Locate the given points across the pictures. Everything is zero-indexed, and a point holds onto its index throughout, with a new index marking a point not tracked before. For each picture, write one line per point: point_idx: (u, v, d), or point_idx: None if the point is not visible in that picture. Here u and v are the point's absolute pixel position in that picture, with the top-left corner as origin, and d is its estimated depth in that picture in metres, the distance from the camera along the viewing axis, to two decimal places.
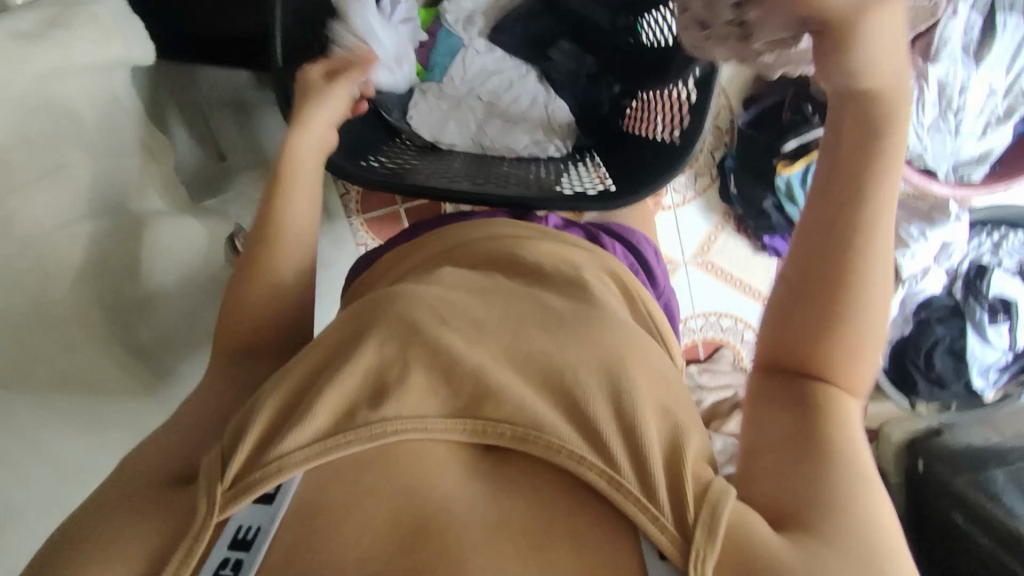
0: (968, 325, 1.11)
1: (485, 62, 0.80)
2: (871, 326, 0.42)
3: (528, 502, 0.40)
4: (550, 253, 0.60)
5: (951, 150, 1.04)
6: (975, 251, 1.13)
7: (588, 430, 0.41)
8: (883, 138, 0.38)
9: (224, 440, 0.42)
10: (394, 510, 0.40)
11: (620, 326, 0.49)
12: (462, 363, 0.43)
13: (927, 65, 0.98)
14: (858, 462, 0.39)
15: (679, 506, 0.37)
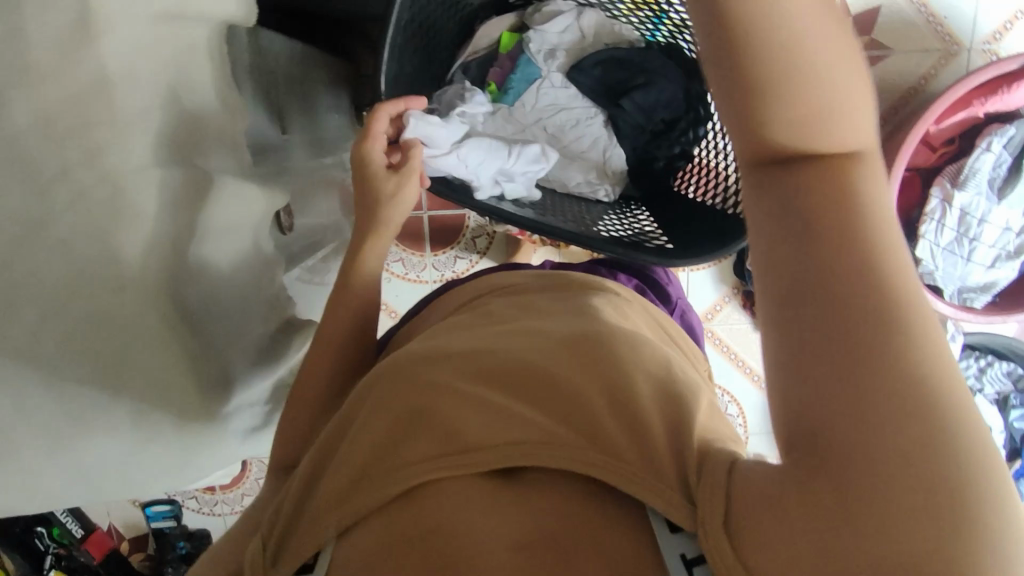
0: None
1: (557, 97, 0.81)
2: (831, 75, 0.30)
3: (547, 514, 0.40)
4: (566, 290, 0.63)
5: (959, 274, 1.07)
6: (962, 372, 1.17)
7: (589, 439, 0.42)
8: None
9: (269, 536, 0.47)
10: (417, 538, 0.40)
11: (614, 340, 0.51)
12: (487, 396, 0.46)
13: (954, 189, 1.04)
14: (890, 306, 0.29)
15: (687, 486, 0.39)
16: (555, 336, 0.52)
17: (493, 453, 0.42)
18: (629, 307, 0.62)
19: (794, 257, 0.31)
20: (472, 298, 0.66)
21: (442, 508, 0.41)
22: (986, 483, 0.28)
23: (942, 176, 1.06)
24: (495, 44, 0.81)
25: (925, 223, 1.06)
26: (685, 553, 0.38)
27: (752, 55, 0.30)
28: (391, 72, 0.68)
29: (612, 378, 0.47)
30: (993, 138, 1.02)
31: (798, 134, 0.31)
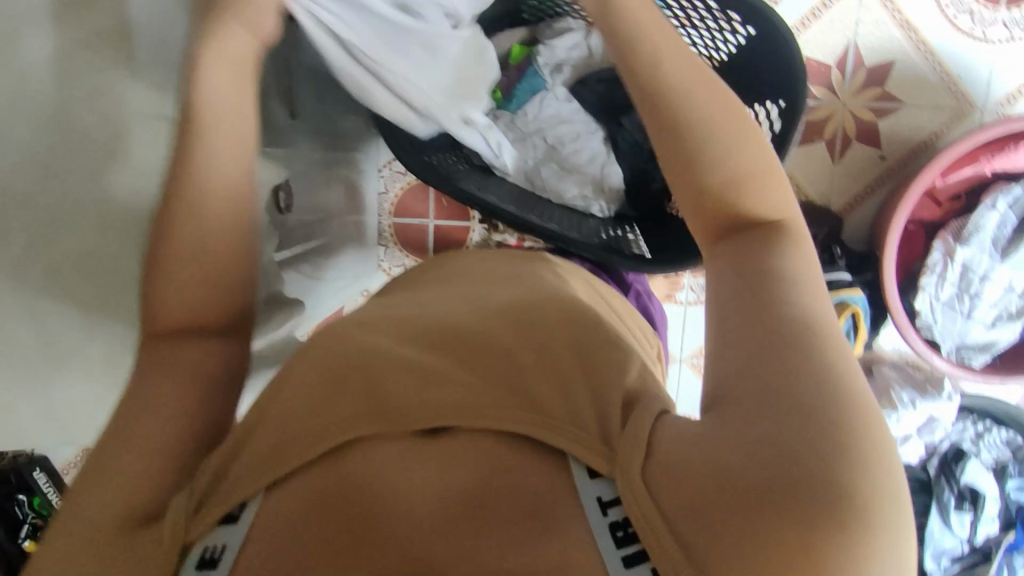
0: (933, 504, 1.12)
1: (560, 110, 0.83)
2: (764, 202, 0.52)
3: (472, 476, 0.45)
4: (516, 266, 0.67)
5: (958, 330, 1.06)
6: (956, 434, 1.13)
7: (520, 398, 0.48)
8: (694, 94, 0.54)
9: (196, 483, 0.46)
10: (347, 503, 0.43)
11: (557, 306, 0.56)
12: (420, 369, 0.50)
13: (957, 244, 1.03)
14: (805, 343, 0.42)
15: (601, 431, 0.45)
16: (505, 311, 0.56)
17: (425, 414, 0.47)
18: (575, 279, 0.68)
19: (738, 311, 0.46)
20: (429, 275, 0.70)
21: (376, 466, 0.45)
22: (863, 432, 0.39)
23: (945, 230, 1.05)
24: (506, 55, 0.84)
25: (925, 275, 1.05)
26: (602, 496, 0.43)
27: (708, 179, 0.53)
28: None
29: (545, 343, 0.52)
30: (999, 196, 1.02)
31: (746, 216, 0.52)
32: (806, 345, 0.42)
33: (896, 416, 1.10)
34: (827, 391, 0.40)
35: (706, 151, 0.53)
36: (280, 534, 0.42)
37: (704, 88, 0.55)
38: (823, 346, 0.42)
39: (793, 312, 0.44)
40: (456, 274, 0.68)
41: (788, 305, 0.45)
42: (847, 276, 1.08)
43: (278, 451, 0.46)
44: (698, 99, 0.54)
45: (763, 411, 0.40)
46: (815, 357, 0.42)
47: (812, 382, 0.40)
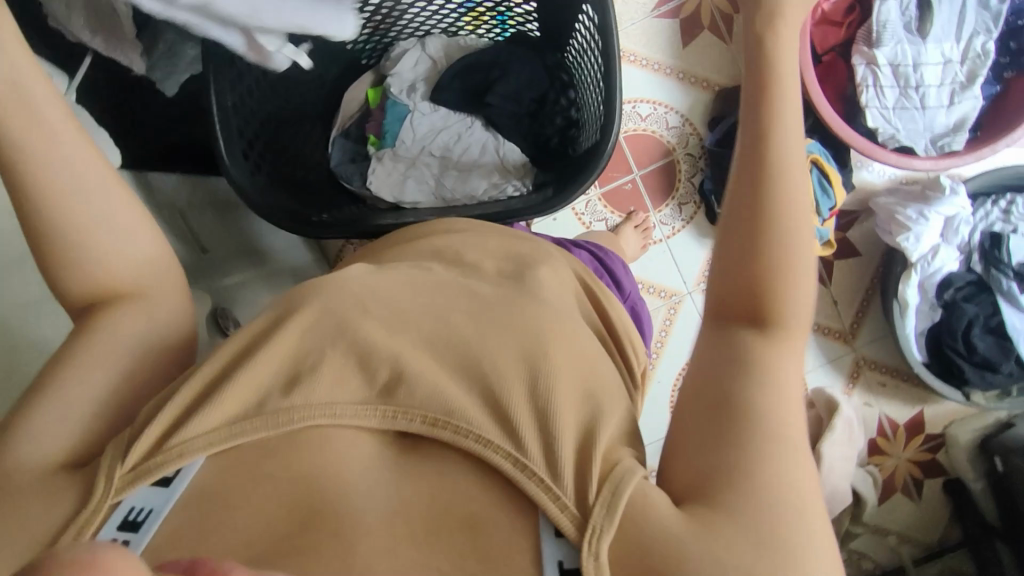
0: (999, 299, 1.05)
1: (433, 122, 0.85)
2: (801, 264, 0.44)
3: (432, 485, 0.42)
4: (496, 248, 0.62)
5: (923, 125, 1.01)
6: (983, 222, 1.07)
7: (498, 411, 0.43)
8: (769, 112, 0.46)
9: (135, 424, 0.42)
10: (290, 498, 0.41)
11: (550, 318, 0.50)
12: (377, 352, 0.45)
13: (872, 50, 1.00)
14: (784, 472, 0.39)
15: (582, 484, 0.39)
16: (479, 292, 0.52)
17: (407, 417, 0.43)
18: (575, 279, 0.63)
19: (742, 400, 0.41)
20: (372, 249, 0.69)
21: (331, 453, 0.42)
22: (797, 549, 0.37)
23: (857, 43, 1.03)
24: (365, 103, 0.86)
25: (863, 93, 1.01)
26: (563, 561, 0.38)
27: (770, 211, 0.44)
28: (237, 147, 0.70)
29: (531, 333, 0.47)
30: None
31: (778, 268, 0.44)
32: (794, 449, 0.40)
33: (913, 235, 1.04)
34: (787, 489, 0.38)
35: (773, 185, 0.44)
36: (211, 501, 0.40)
37: (799, 149, 0.46)
38: (796, 474, 0.39)
39: (775, 399, 0.41)
40: (393, 248, 0.65)
41: (772, 408, 0.41)
42: None
43: (249, 408, 0.43)
44: (788, 122, 0.46)
45: (730, 517, 0.37)
46: (788, 454, 0.40)
47: (780, 490, 0.38)
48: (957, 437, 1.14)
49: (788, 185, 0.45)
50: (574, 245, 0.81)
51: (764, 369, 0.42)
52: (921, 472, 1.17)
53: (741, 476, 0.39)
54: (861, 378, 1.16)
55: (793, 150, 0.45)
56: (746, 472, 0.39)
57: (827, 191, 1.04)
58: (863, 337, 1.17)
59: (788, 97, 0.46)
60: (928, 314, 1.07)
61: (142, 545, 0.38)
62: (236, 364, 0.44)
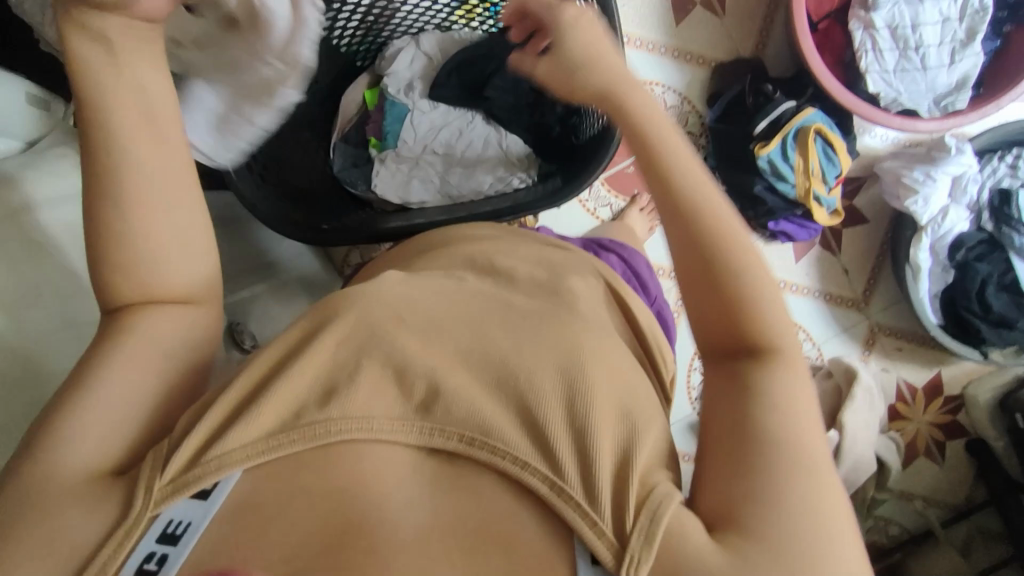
0: (1011, 255, 1.04)
1: (433, 119, 0.85)
2: (754, 278, 0.48)
3: (467, 503, 0.41)
4: (528, 255, 0.62)
5: (925, 85, 1.00)
6: (991, 180, 1.06)
7: (527, 419, 0.43)
8: (663, 153, 0.51)
9: (173, 437, 0.41)
10: (324, 512, 0.40)
11: (592, 330, 0.51)
12: (412, 368, 0.45)
13: (869, 13, 0.99)
14: (800, 480, 0.40)
15: (618, 512, 0.39)
16: (516, 305, 0.52)
17: (451, 440, 0.43)
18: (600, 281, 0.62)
19: (737, 421, 0.44)
20: (389, 259, 0.69)
21: (364, 467, 0.42)
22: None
23: (853, 8, 1.02)
24: (363, 105, 0.85)
25: (863, 58, 1.00)
26: None
27: (706, 240, 0.48)
28: (239, 156, 0.70)
29: (567, 344, 0.48)
30: None
31: (737, 290, 0.47)
32: (806, 458, 0.41)
33: (922, 199, 1.03)
34: (814, 512, 0.39)
35: (698, 216, 0.48)
36: (246, 517, 0.39)
37: (690, 164, 0.51)
38: (811, 478, 0.41)
39: (773, 412, 0.43)
40: (416, 256, 0.66)
41: (773, 421, 0.43)
42: (791, 104, 1.04)
43: (286, 422, 0.42)
44: (677, 156, 0.51)
45: (761, 540, 0.38)
46: (803, 465, 0.41)
47: (813, 511, 0.39)
48: (976, 398, 1.14)
49: (708, 211, 0.49)
50: (603, 247, 0.80)
51: (758, 385, 0.45)
52: (942, 435, 1.18)
53: (768, 509, 0.39)
54: (877, 344, 1.16)
55: (695, 175, 0.50)
56: (765, 491, 0.40)
57: (832, 160, 1.04)
58: (876, 305, 1.17)
59: (666, 135, 0.52)
60: (941, 276, 1.06)
61: (180, 560, 0.37)
62: (271, 378, 0.44)
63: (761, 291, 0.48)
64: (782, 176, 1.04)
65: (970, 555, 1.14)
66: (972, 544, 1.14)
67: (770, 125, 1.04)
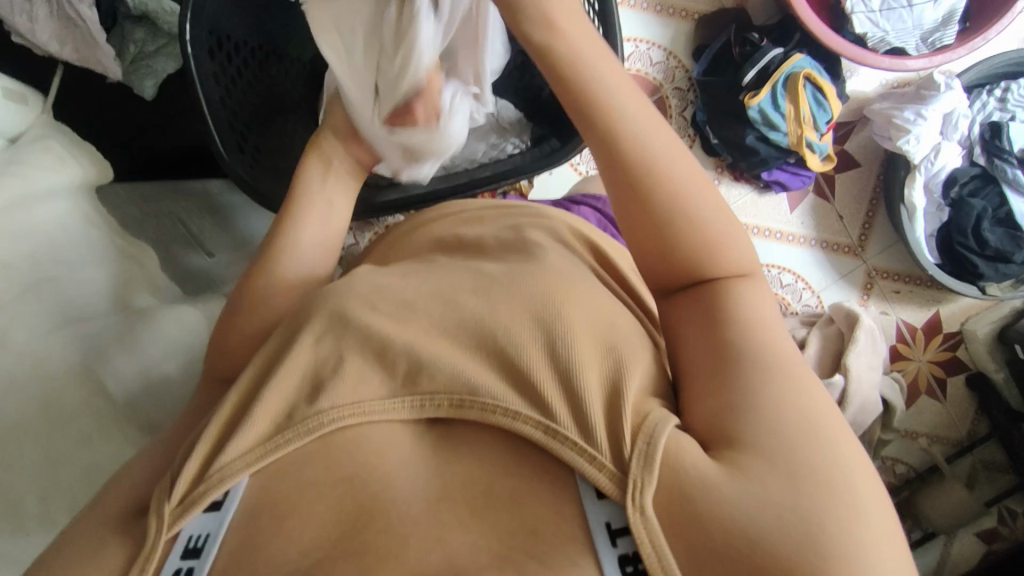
0: (1004, 187, 1.05)
1: None
2: (703, 208, 0.45)
3: (471, 470, 0.37)
4: (494, 225, 0.55)
5: (912, 23, 1.00)
6: (982, 114, 1.06)
7: (518, 379, 0.38)
8: (593, 88, 0.48)
9: (177, 460, 0.39)
10: (337, 498, 0.37)
11: (566, 275, 0.45)
12: (392, 344, 0.40)
13: None
14: (807, 401, 0.37)
15: (615, 440, 0.35)
16: (492, 275, 0.45)
17: (441, 406, 0.39)
18: (573, 236, 0.54)
19: (712, 361, 0.40)
20: (367, 248, 0.64)
21: (369, 451, 0.38)
22: (866, 503, 0.33)
23: None
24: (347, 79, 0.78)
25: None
26: (610, 521, 0.34)
27: (649, 171, 0.46)
28: (231, 141, 0.69)
29: (539, 295, 0.42)
30: None
31: (691, 221, 0.45)
32: (799, 376, 0.39)
33: (914, 136, 1.03)
34: (824, 427, 0.36)
35: (635, 152, 0.46)
36: (263, 515, 0.36)
37: (626, 91, 0.49)
38: (801, 395, 0.38)
39: (756, 338, 0.40)
40: (391, 242, 0.60)
41: (755, 343, 0.40)
42: (779, 50, 1.03)
43: (285, 418, 0.39)
44: (621, 87, 0.49)
45: (773, 467, 0.34)
46: (792, 376, 0.39)
47: (822, 423, 0.36)
48: (975, 332, 1.16)
49: (648, 141, 0.47)
50: (574, 202, 0.75)
51: (731, 314, 0.42)
52: (943, 372, 1.19)
53: (767, 428, 0.36)
54: (875, 288, 1.17)
55: (632, 104, 0.48)
56: (772, 420, 0.36)
57: (822, 106, 1.03)
58: (872, 248, 1.17)
59: (596, 67, 0.49)
60: (937, 215, 1.08)
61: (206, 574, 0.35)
62: (271, 366, 0.41)
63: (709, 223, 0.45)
64: (774, 126, 1.03)
65: (975, 487, 1.16)
66: (977, 475, 1.17)
67: (758, 74, 1.03)
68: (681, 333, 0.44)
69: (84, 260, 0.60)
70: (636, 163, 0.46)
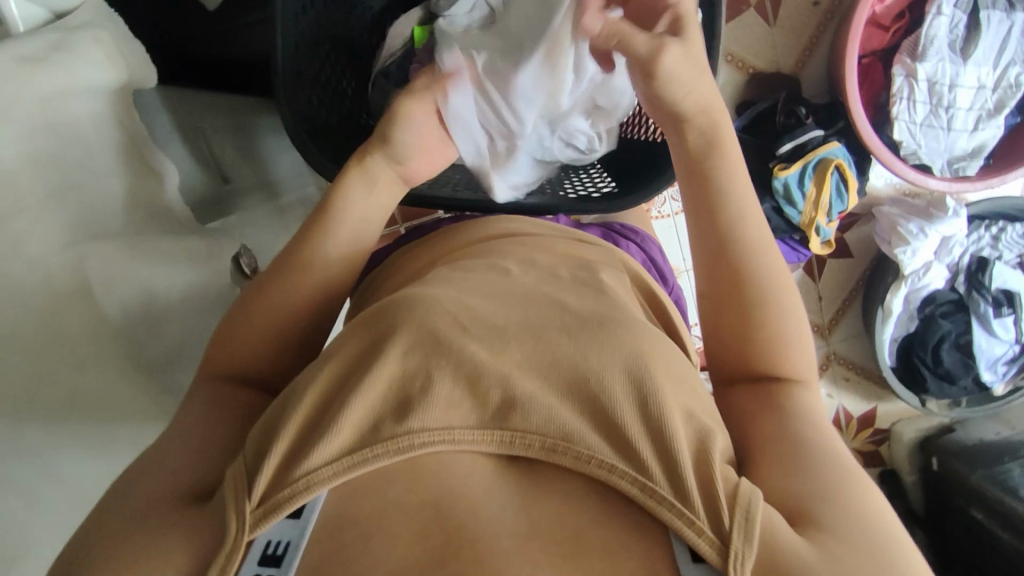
0: (972, 319, 1.12)
1: None
2: (781, 301, 0.48)
3: (559, 510, 0.34)
4: (561, 254, 0.54)
5: (944, 145, 1.04)
6: (974, 246, 1.12)
7: (614, 436, 0.36)
8: (713, 155, 0.52)
9: (247, 453, 0.37)
10: (423, 519, 0.33)
11: (646, 329, 0.44)
12: (485, 372, 0.37)
13: (915, 63, 1.00)
14: (872, 503, 0.38)
15: (712, 508, 0.34)
16: (571, 307, 0.44)
17: (531, 444, 0.35)
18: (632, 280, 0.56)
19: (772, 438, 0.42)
20: (424, 239, 0.63)
21: (456, 475, 0.35)
22: None
23: (900, 53, 1.02)
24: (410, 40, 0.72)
25: (896, 104, 1.02)
26: None
27: (741, 249, 0.49)
28: (291, 88, 0.64)
29: (631, 346, 0.40)
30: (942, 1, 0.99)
31: (768, 305, 0.48)
32: (861, 480, 0.40)
33: (911, 250, 1.08)
34: (887, 523, 0.37)
35: (734, 227, 0.49)
36: (348, 529, 0.33)
37: (738, 168, 0.52)
38: (872, 499, 0.39)
39: (813, 433, 0.42)
40: (458, 248, 0.58)
41: (808, 432, 0.42)
42: (820, 132, 1.05)
43: (370, 429, 0.35)
44: (731, 162, 0.52)
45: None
46: (860, 481, 0.40)
47: (885, 516, 0.38)
48: (902, 435, 1.24)
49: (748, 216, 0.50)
50: (620, 234, 0.71)
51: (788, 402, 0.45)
52: (863, 461, 1.28)
53: (830, 505, 0.37)
54: (829, 370, 1.24)
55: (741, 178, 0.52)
56: (850, 519, 0.36)
57: (841, 195, 1.06)
58: (838, 334, 1.23)
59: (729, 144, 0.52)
60: (906, 324, 1.14)
61: None
62: (349, 380, 0.38)
63: (776, 282, 0.49)
64: (792, 201, 1.06)
65: None
66: None
67: (794, 148, 1.05)
68: (740, 416, 0.46)
69: (95, 174, 0.58)
70: (732, 238, 0.49)
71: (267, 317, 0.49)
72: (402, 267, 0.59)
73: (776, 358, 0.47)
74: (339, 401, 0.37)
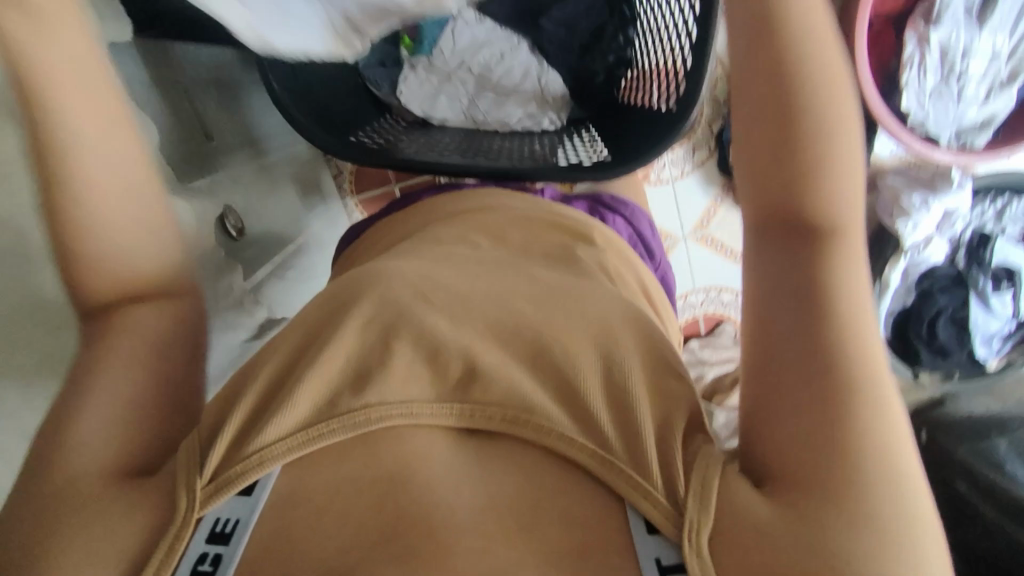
0: (970, 294, 1.10)
1: (475, 33, 0.77)
2: (838, 135, 0.37)
3: (515, 482, 0.34)
4: (538, 231, 0.53)
5: (954, 116, 1.01)
6: (978, 220, 1.11)
7: (575, 409, 0.35)
8: None
9: (201, 429, 0.36)
10: (376, 495, 0.33)
11: (620, 300, 0.43)
12: (446, 345, 0.37)
13: (928, 29, 0.96)
14: (892, 420, 0.32)
15: (671, 478, 0.32)
16: (542, 278, 0.44)
17: (491, 416, 0.35)
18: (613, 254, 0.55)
19: (795, 321, 0.34)
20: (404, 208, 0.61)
21: (414, 450, 0.34)
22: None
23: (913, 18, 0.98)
24: None
25: (905, 72, 0.99)
26: (662, 558, 0.31)
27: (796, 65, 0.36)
28: None
29: (600, 320, 0.40)
30: None
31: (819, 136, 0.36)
32: (885, 384, 0.33)
33: (913, 222, 1.06)
34: (903, 450, 0.32)
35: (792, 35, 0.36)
36: (301, 506, 0.33)
37: None
38: (894, 414, 0.32)
39: (849, 317, 0.34)
40: (436, 219, 0.56)
41: (843, 315, 0.34)
42: None
43: (326, 404, 0.35)
44: None
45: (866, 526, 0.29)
46: (884, 387, 0.33)
47: (903, 442, 0.32)
48: None
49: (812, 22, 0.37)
50: (607, 208, 0.69)
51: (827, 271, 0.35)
52: None
53: (842, 428, 0.31)
54: None
55: None
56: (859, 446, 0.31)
57: None
58: None
59: None
60: (903, 296, 1.13)
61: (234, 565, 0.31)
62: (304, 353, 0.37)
63: (836, 103, 0.37)
64: None
65: None
66: None
67: None
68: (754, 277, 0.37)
69: None
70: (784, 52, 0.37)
71: (119, 241, 0.41)
72: (385, 234, 0.58)
73: (823, 205, 0.36)
74: (295, 376, 0.36)
